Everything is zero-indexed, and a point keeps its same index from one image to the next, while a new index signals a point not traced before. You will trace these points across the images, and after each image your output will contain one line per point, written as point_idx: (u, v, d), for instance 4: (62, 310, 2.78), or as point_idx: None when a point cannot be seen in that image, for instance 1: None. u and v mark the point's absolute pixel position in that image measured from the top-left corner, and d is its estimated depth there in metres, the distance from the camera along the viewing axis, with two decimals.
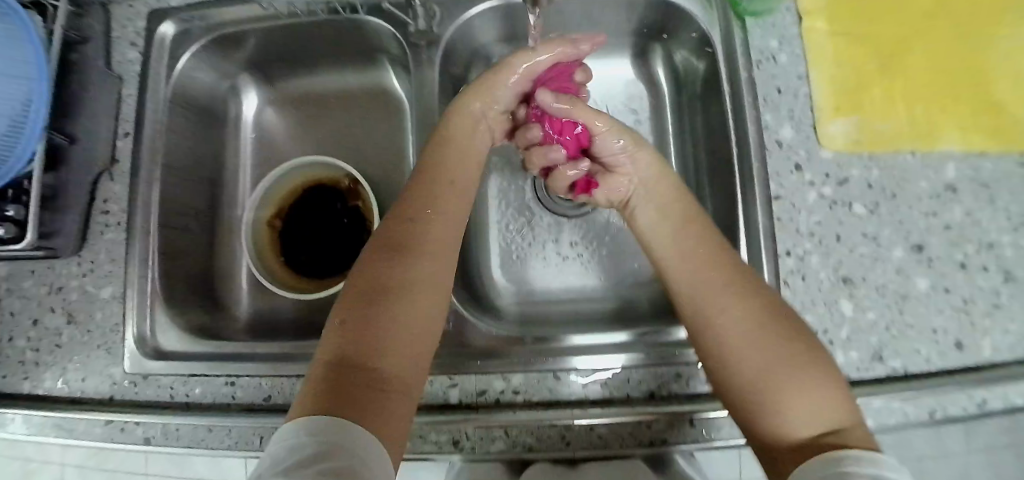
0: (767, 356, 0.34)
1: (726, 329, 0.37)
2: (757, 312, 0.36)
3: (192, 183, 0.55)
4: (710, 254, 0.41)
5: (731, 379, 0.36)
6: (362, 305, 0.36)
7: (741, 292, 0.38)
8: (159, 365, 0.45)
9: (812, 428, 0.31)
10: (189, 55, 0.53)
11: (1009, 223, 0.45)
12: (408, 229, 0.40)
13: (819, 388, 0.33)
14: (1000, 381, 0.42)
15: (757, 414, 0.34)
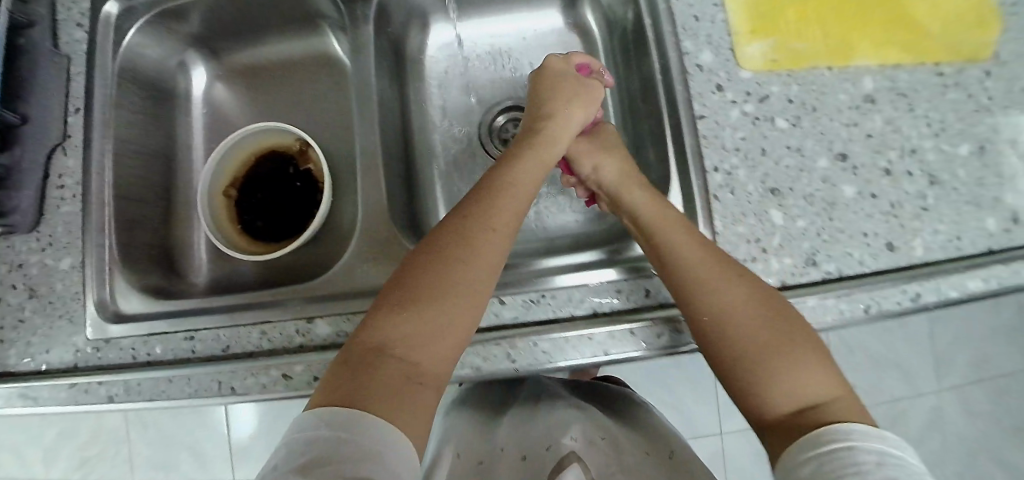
0: (773, 347, 0.40)
1: (733, 321, 0.42)
2: (759, 303, 0.41)
3: (147, 157, 0.58)
4: (710, 255, 0.43)
5: (737, 375, 0.41)
6: (406, 318, 0.40)
7: (747, 288, 0.42)
8: (120, 327, 0.50)
9: (801, 404, 0.39)
10: (136, 30, 0.55)
11: (929, 130, 0.51)
12: (460, 246, 0.43)
13: (815, 372, 0.40)
14: (930, 275, 0.48)
15: (757, 397, 0.40)
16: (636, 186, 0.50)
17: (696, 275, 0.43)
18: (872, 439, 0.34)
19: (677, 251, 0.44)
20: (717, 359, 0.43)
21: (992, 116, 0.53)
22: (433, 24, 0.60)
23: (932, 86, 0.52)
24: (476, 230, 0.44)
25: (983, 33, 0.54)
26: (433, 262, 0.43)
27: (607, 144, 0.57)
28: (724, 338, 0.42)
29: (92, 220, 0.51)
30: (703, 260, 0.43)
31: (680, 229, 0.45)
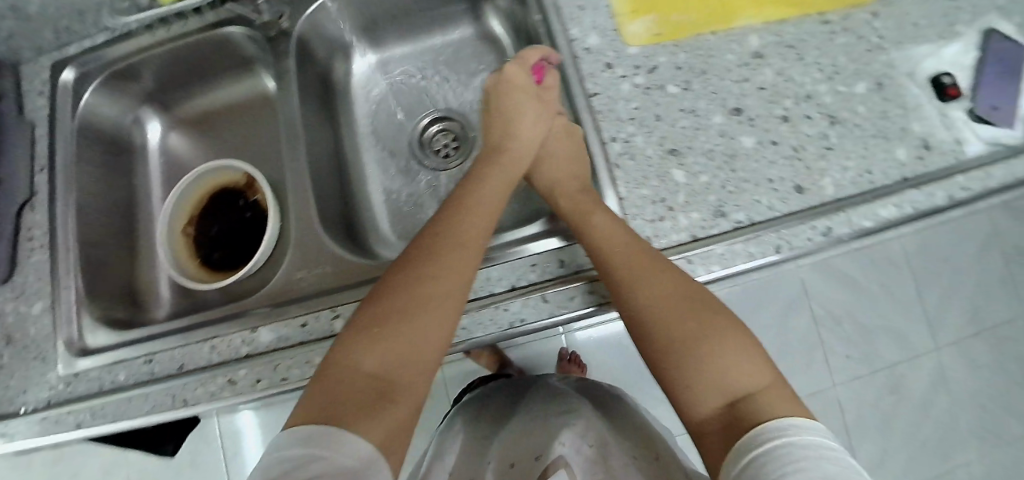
0: (699, 339, 0.39)
1: (665, 313, 0.41)
2: (680, 296, 0.42)
3: (110, 204, 0.62)
4: (631, 249, 0.44)
5: (687, 365, 0.39)
6: (387, 331, 0.37)
7: (666, 280, 0.42)
8: (86, 361, 0.53)
9: (729, 397, 0.37)
10: (91, 92, 0.61)
11: (823, 75, 0.53)
12: (435, 255, 0.41)
13: (746, 360, 0.38)
14: (839, 210, 0.50)
15: (683, 395, 0.39)
16: (567, 191, 0.51)
17: (620, 271, 0.43)
18: (807, 433, 0.31)
19: (607, 249, 0.44)
20: (648, 356, 0.42)
21: (885, 54, 0.55)
22: (355, 51, 0.64)
23: (821, 33, 0.54)
24: (456, 238, 0.42)
25: None
26: (411, 273, 0.40)
27: (552, 148, 0.54)
28: (653, 332, 0.41)
29: (59, 263, 0.56)
30: (633, 256, 0.43)
31: (603, 223, 0.45)
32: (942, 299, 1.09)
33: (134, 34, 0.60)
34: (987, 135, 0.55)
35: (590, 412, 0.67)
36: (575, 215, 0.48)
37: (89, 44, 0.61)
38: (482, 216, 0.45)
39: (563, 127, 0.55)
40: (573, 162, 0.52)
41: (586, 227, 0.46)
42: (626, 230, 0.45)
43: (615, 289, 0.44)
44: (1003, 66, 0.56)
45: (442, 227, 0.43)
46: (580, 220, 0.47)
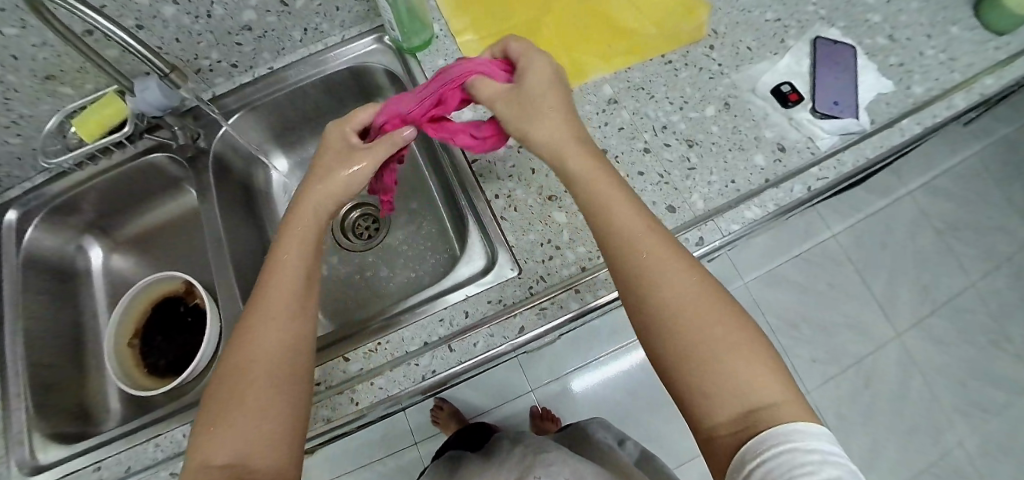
0: (715, 342, 0.37)
1: (681, 311, 0.39)
2: (704, 298, 0.39)
3: (57, 328, 0.66)
4: (651, 251, 0.41)
5: (693, 370, 0.37)
6: (235, 413, 0.39)
7: (691, 281, 0.40)
8: (37, 478, 0.55)
9: (745, 406, 0.35)
10: (34, 227, 0.65)
11: (673, 106, 0.61)
12: (265, 329, 0.42)
13: (763, 364, 0.37)
14: (708, 220, 0.55)
15: (692, 402, 0.37)
16: (586, 173, 0.45)
17: (643, 271, 0.41)
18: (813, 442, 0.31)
19: (628, 244, 0.42)
20: (659, 360, 0.40)
21: (726, 78, 0.63)
22: (273, 159, 0.72)
23: (666, 71, 0.63)
24: (281, 308, 0.44)
25: (692, 21, 0.65)
26: (247, 352, 0.42)
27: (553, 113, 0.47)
28: (670, 335, 0.38)
29: (8, 388, 0.59)
30: (654, 258, 0.41)
31: (628, 223, 0.42)
32: (890, 282, 1.10)
33: (68, 172, 0.66)
34: (834, 128, 0.61)
35: (564, 453, 0.63)
36: (597, 208, 0.44)
37: (29, 184, 0.67)
38: (303, 274, 0.46)
39: (547, 70, 0.49)
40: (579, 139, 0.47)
41: (609, 225, 0.43)
42: (644, 226, 0.42)
43: (631, 292, 0.41)
44: (836, 67, 0.64)
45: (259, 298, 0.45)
46: (602, 218, 0.43)
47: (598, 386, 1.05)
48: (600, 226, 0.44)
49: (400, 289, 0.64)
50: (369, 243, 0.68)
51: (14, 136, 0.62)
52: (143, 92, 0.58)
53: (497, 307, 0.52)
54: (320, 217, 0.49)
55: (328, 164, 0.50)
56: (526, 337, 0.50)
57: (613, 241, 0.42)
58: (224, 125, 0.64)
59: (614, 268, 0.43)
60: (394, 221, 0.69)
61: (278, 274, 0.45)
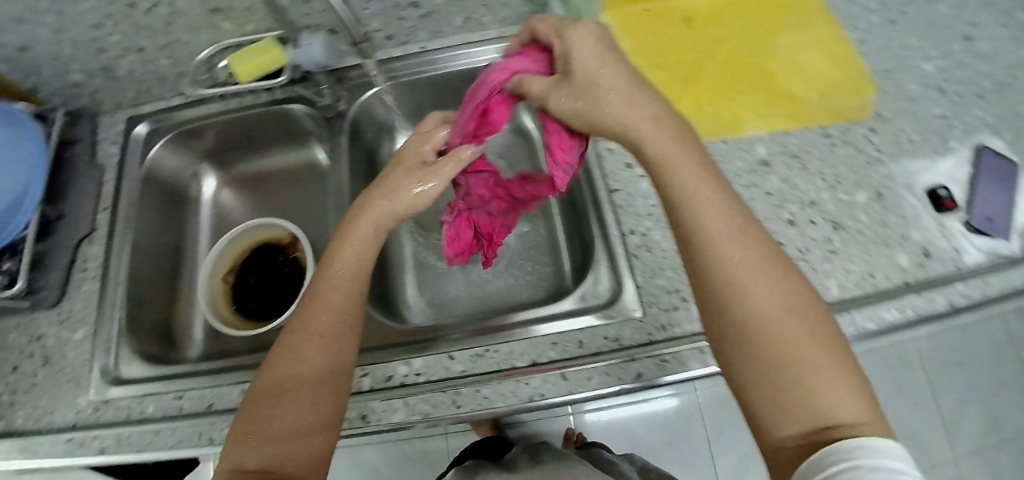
0: (786, 344, 0.32)
1: (750, 297, 0.34)
2: (781, 294, 0.34)
3: (160, 249, 0.67)
4: (724, 239, 0.36)
5: (756, 368, 0.32)
6: (266, 415, 0.40)
7: (765, 272, 0.35)
8: (119, 389, 0.56)
9: (814, 420, 0.30)
10: (160, 146, 0.66)
11: (825, 182, 0.59)
12: (305, 336, 0.43)
13: (844, 375, 0.31)
14: (843, 310, 0.53)
15: (757, 405, 0.32)
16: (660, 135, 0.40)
17: (712, 259, 0.36)
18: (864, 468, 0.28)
19: (699, 217, 0.37)
20: (719, 355, 0.35)
21: (883, 166, 0.60)
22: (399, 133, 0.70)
23: (823, 145, 0.60)
24: (324, 322, 0.44)
25: (858, 95, 0.61)
26: (286, 357, 0.42)
27: (616, 74, 0.43)
28: (734, 332, 0.34)
29: (107, 294, 0.60)
30: (725, 244, 0.36)
31: (698, 204, 0.37)
32: (960, 402, 1.06)
33: (205, 102, 0.66)
34: (984, 245, 0.57)
35: None
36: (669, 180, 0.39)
37: (164, 104, 0.68)
38: (354, 283, 0.47)
39: (586, 40, 0.44)
40: (649, 106, 0.42)
41: (680, 203, 0.38)
42: (716, 207, 0.37)
43: (694, 283, 0.37)
44: (999, 183, 0.60)
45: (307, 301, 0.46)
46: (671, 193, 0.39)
47: (637, 425, 1.03)
48: (670, 203, 0.39)
49: (504, 299, 0.62)
50: None
51: (164, 57, 0.62)
52: (307, 46, 0.58)
53: (612, 345, 0.51)
54: (381, 234, 0.50)
55: (393, 181, 0.51)
56: (640, 384, 0.49)
57: (681, 224, 0.38)
58: (380, 86, 0.64)
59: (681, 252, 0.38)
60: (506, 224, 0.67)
61: (326, 281, 0.46)
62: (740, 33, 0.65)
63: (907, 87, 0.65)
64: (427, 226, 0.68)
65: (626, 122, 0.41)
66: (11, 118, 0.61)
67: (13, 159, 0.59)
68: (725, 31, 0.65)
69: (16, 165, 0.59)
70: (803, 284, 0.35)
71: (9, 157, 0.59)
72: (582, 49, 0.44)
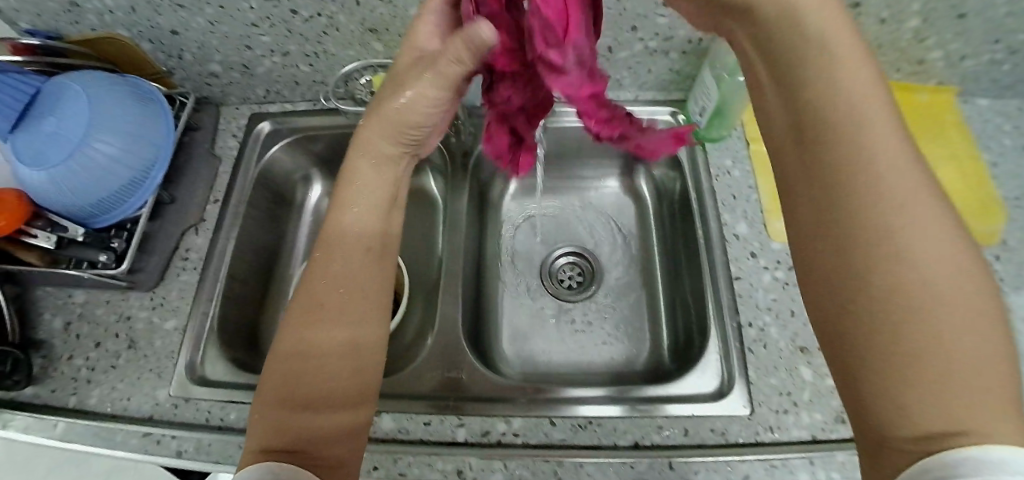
0: (951, 324, 0.23)
1: (899, 255, 0.25)
2: (955, 264, 0.25)
3: (257, 248, 0.67)
4: (893, 175, 0.26)
5: (880, 341, 0.24)
6: (289, 376, 0.38)
7: (936, 226, 0.25)
8: (202, 389, 0.55)
9: (951, 414, 0.22)
10: (277, 147, 0.69)
11: None
12: (323, 285, 0.42)
13: (1001, 385, 0.23)
14: None
15: (872, 386, 0.24)
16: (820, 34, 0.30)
17: (867, 195, 0.26)
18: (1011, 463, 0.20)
19: (849, 143, 0.27)
20: (826, 315, 0.27)
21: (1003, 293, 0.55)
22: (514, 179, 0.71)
23: None
24: (338, 309, 0.42)
25: (990, 221, 0.59)
26: (297, 354, 0.39)
27: None
28: (868, 292, 0.25)
29: (206, 288, 0.60)
30: (886, 185, 0.26)
31: (855, 125, 0.27)
32: None
33: (329, 113, 0.69)
34: None
35: None
36: (813, 93, 0.29)
37: (289, 107, 0.70)
38: (367, 220, 0.46)
39: None
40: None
41: (825, 122, 0.28)
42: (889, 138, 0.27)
43: (813, 223, 0.28)
44: None
45: (307, 293, 0.42)
46: (812, 110, 0.29)
47: None
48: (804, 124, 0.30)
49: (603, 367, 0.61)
50: (583, 296, 0.66)
51: (306, 64, 0.63)
52: None
53: (718, 439, 0.49)
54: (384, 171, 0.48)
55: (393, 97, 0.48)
56: None
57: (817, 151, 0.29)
58: None
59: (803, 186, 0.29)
60: (605, 284, 0.66)
61: (331, 264, 0.43)
62: None
63: None
64: (522, 273, 0.67)
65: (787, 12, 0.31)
66: (145, 94, 0.62)
67: (140, 135, 0.59)
68: None
69: (143, 142, 0.59)
70: (978, 263, 0.26)
71: (137, 132, 0.59)
72: None
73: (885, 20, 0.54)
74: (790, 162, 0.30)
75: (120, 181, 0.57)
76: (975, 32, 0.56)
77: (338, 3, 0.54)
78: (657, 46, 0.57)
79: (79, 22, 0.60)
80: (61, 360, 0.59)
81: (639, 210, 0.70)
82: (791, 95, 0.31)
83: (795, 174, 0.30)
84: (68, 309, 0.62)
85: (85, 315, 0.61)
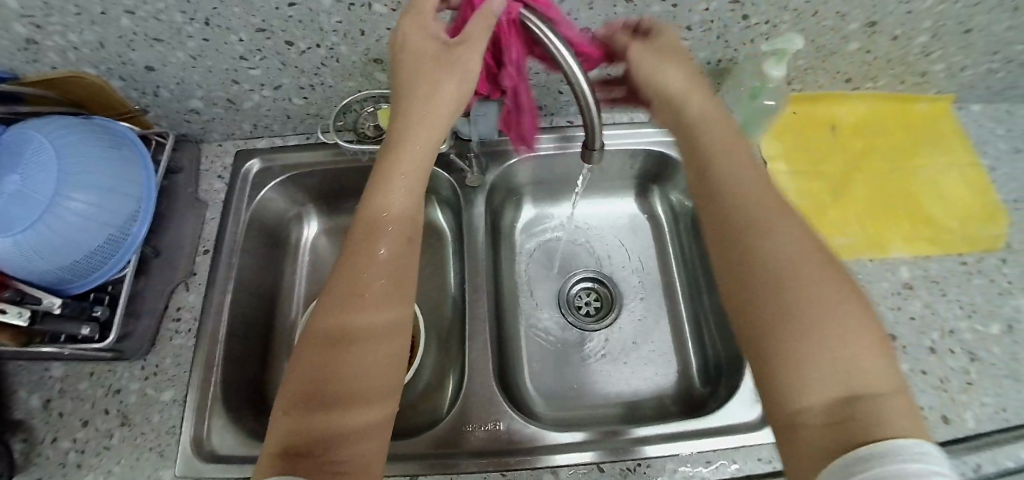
0: (823, 311, 0.29)
1: (779, 270, 0.31)
2: (830, 269, 0.31)
3: (255, 299, 0.63)
4: (760, 208, 0.35)
5: (782, 333, 0.29)
6: (323, 370, 0.36)
7: (802, 238, 0.33)
8: (212, 467, 0.50)
9: (844, 391, 0.27)
10: (270, 187, 0.65)
11: (963, 311, 0.57)
12: (356, 270, 0.40)
13: (876, 358, 0.28)
14: (994, 446, 0.50)
15: (777, 374, 0.29)
16: (716, 136, 0.41)
17: (747, 222, 0.34)
18: (923, 450, 0.23)
19: (735, 202, 0.36)
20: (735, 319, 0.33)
21: (1013, 298, 0.58)
22: (524, 206, 0.69)
23: (961, 273, 0.59)
24: (373, 301, 0.39)
25: (995, 227, 0.61)
26: (323, 351, 0.37)
27: (679, 63, 0.44)
28: (759, 291, 0.31)
29: (203, 352, 0.56)
30: (764, 228, 0.34)
31: (730, 176, 0.38)
32: None
33: (323, 148, 0.66)
34: None
35: None
36: (713, 167, 0.39)
37: (279, 141, 0.67)
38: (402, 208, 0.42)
39: (660, 42, 0.45)
40: (708, 106, 0.42)
41: (718, 186, 0.37)
42: (757, 182, 0.37)
43: (714, 250, 0.36)
44: None
45: (341, 278, 0.40)
46: (714, 177, 0.38)
47: None
48: (706, 193, 0.38)
49: (633, 400, 0.59)
50: (601, 326, 0.63)
51: (300, 97, 0.61)
52: (479, 116, 0.55)
53: (765, 468, 0.49)
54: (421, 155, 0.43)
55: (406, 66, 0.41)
56: None
57: (716, 210, 0.37)
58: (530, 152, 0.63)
59: (708, 222, 0.37)
60: (626, 310, 0.65)
61: (364, 247, 0.41)
62: (889, 149, 0.65)
63: None
64: (542, 305, 0.65)
65: (692, 121, 0.42)
66: (121, 140, 0.56)
67: (121, 190, 0.53)
68: (874, 149, 0.65)
69: (124, 197, 0.53)
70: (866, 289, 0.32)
71: (117, 186, 0.53)
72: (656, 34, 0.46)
73: (897, 37, 0.55)
74: (703, 213, 0.38)
75: (96, 242, 0.51)
76: (978, 46, 0.57)
77: (338, 33, 0.52)
78: None
79: (39, 61, 0.53)
80: (43, 445, 0.52)
81: (655, 230, 0.69)
82: (698, 173, 0.40)
83: (709, 227, 0.37)
84: (46, 385, 0.55)
85: (67, 389, 0.55)
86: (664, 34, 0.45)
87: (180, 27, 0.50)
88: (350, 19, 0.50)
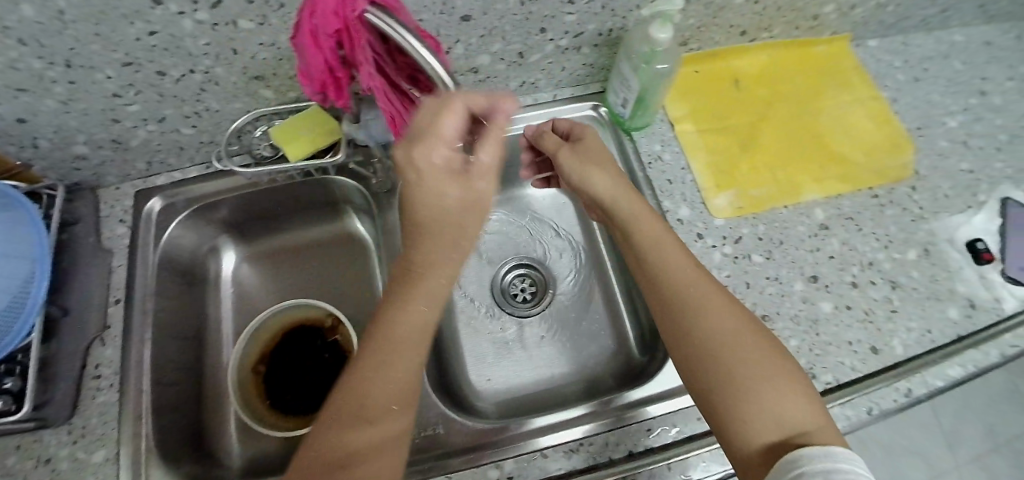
0: (756, 375, 0.38)
1: (721, 346, 0.40)
2: (755, 334, 0.40)
3: (180, 342, 0.61)
4: (695, 294, 0.42)
5: (733, 397, 0.38)
6: (361, 380, 0.38)
7: (729, 311, 0.41)
8: None
9: (783, 434, 0.36)
10: (176, 224, 0.63)
11: (879, 242, 0.59)
12: (410, 287, 0.40)
13: (800, 402, 0.38)
14: (916, 371, 0.52)
15: (729, 427, 0.37)
16: (641, 227, 0.47)
17: (687, 305, 0.42)
18: (851, 457, 0.33)
19: (672, 287, 0.43)
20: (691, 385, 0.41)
21: (925, 223, 0.60)
22: None
23: (873, 205, 0.61)
24: (421, 303, 0.40)
25: (899, 156, 0.63)
26: (376, 357, 0.39)
27: (603, 163, 0.50)
28: (710, 362, 0.39)
29: (128, 405, 0.54)
30: (702, 310, 0.41)
31: (663, 262, 0.44)
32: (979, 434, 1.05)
33: (226, 175, 0.64)
34: None
35: None
36: (647, 258, 0.45)
37: (179, 175, 0.64)
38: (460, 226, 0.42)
39: (586, 141, 0.51)
40: (630, 193, 0.48)
41: (657, 274, 0.44)
42: (686, 265, 0.44)
43: (664, 330, 0.43)
44: None
45: (402, 276, 0.41)
46: (650, 266, 0.45)
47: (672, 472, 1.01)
48: (647, 279, 0.45)
49: (575, 380, 0.59)
50: (536, 310, 0.64)
51: (188, 127, 0.58)
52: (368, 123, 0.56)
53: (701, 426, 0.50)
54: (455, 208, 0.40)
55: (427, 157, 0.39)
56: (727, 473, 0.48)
57: (659, 296, 0.44)
58: None
59: (653, 307, 0.44)
60: (560, 291, 0.65)
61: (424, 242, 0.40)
62: (795, 94, 0.66)
63: (945, 127, 0.65)
64: (479, 299, 0.64)
65: (614, 208, 0.48)
66: (5, 200, 0.52)
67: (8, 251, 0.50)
68: (781, 95, 0.66)
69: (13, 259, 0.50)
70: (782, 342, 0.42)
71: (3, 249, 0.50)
72: (581, 137, 0.52)
73: None
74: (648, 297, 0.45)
75: None
76: None
77: (209, 56, 0.49)
78: (568, 44, 0.56)
79: None
80: None
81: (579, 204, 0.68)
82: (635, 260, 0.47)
83: (656, 310, 0.44)
84: None
85: None
86: (591, 136, 0.52)
87: (40, 73, 0.47)
88: (218, 39, 0.48)
